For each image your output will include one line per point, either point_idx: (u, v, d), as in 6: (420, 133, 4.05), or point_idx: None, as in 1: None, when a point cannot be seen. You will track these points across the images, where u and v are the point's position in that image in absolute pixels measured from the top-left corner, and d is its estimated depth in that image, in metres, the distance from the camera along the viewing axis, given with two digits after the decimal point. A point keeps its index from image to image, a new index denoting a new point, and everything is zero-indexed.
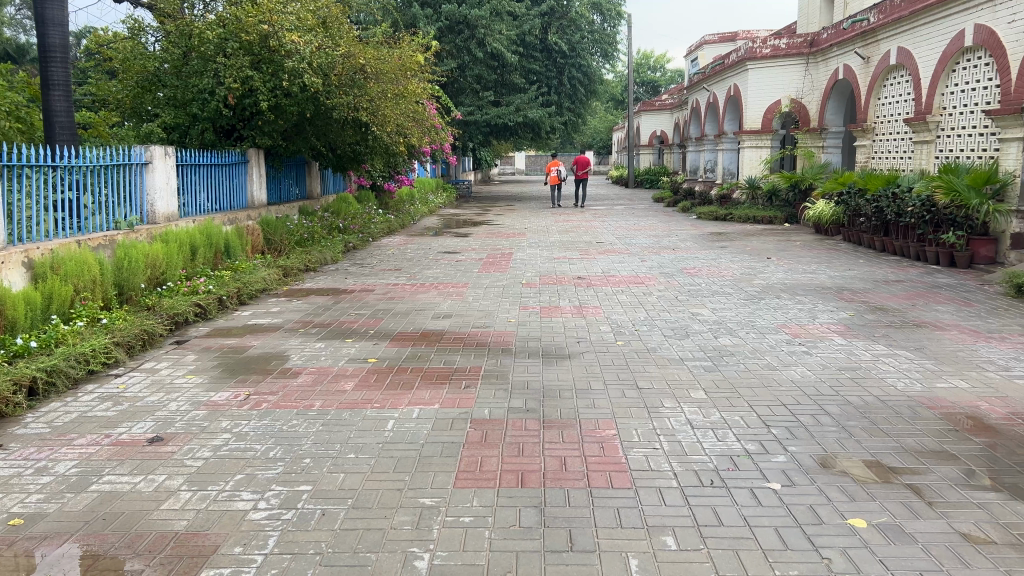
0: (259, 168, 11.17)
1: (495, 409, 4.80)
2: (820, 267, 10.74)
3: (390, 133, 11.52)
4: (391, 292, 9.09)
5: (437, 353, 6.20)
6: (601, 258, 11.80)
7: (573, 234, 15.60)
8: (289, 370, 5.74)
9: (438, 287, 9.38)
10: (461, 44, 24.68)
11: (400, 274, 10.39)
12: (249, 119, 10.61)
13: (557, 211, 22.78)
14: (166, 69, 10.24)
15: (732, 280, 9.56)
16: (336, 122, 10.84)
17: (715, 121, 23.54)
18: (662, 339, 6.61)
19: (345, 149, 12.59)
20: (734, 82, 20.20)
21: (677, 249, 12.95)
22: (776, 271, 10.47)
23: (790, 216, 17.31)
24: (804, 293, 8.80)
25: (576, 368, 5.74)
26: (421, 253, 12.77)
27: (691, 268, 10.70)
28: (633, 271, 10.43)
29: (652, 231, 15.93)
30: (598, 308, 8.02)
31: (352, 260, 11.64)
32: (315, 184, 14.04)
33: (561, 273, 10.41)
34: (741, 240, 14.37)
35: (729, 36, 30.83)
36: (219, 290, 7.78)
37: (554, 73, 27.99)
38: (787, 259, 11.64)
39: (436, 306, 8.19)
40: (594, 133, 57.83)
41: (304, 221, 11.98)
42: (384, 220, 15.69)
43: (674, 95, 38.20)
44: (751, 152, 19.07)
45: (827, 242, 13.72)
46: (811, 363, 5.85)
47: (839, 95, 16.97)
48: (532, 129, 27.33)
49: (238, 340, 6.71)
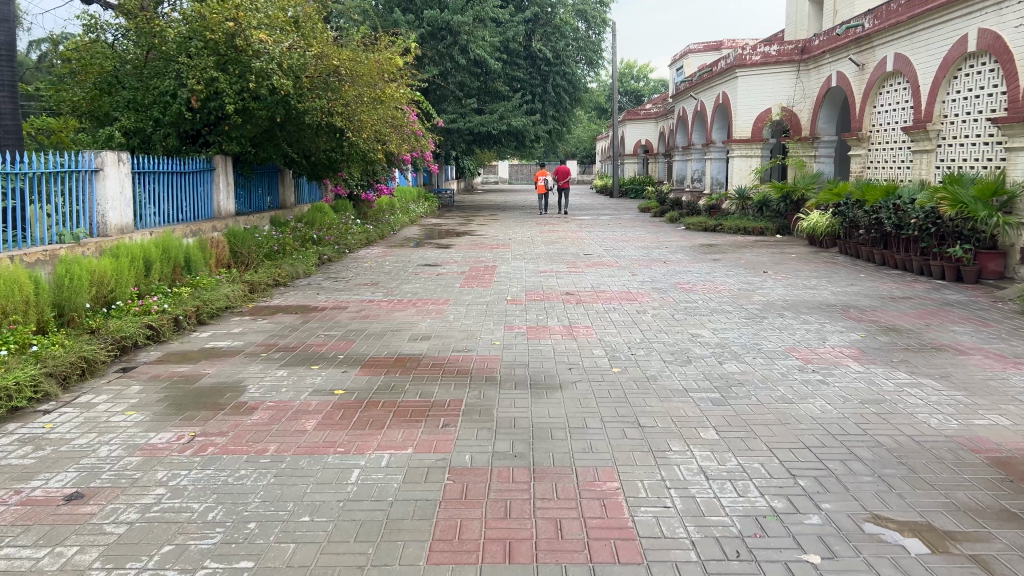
0: (226, 176, 10.47)
1: (477, 455, 4.15)
2: (821, 282, 10.19)
3: (367, 139, 10.88)
4: (365, 309, 8.43)
5: (413, 382, 5.55)
6: (590, 272, 11.19)
7: (559, 246, 15.02)
8: (244, 405, 5.06)
9: (417, 304, 8.74)
10: (443, 50, 24.13)
11: (377, 290, 9.73)
12: (215, 124, 9.93)
13: (542, 221, 22.22)
14: (126, 70, 9.55)
15: (730, 297, 8.99)
16: (309, 127, 10.20)
17: (702, 130, 23.04)
18: (661, 365, 6.00)
19: (320, 156, 11.91)
20: (723, 90, 19.70)
21: (669, 261, 12.39)
22: (775, 286, 9.91)
23: (781, 227, 16.82)
24: (807, 311, 8.23)
25: (568, 401, 5.10)
26: (400, 266, 12.11)
27: (685, 283, 10.12)
28: (624, 287, 9.83)
29: (641, 243, 15.37)
30: (589, 328, 7.40)
31: (326, 274, 10.96)
32: (288, 192, 13.35)
33: (548, 288, 9.79)
34: (734, 253, 13.83)
35: (716, 45, 30.44)
36: (174, 309, 7.11)
37: (539, 81, 27.45)
38: (785, 273, 11.09)
39: (414, 326, 7.53)
40: (578, 143, 57.47)
41: (275, 232, 11.28)
42: (362, 230, 15.02)
43: (660, 104, 37.83)
44: (741, 161, 18.56)
45: (823, 254, 13.21)
46: (830, 395, 5.25)
47: (832, 103, 16.48)
48: (515, 138, 26.79)
49: (192, 367, 6.03)
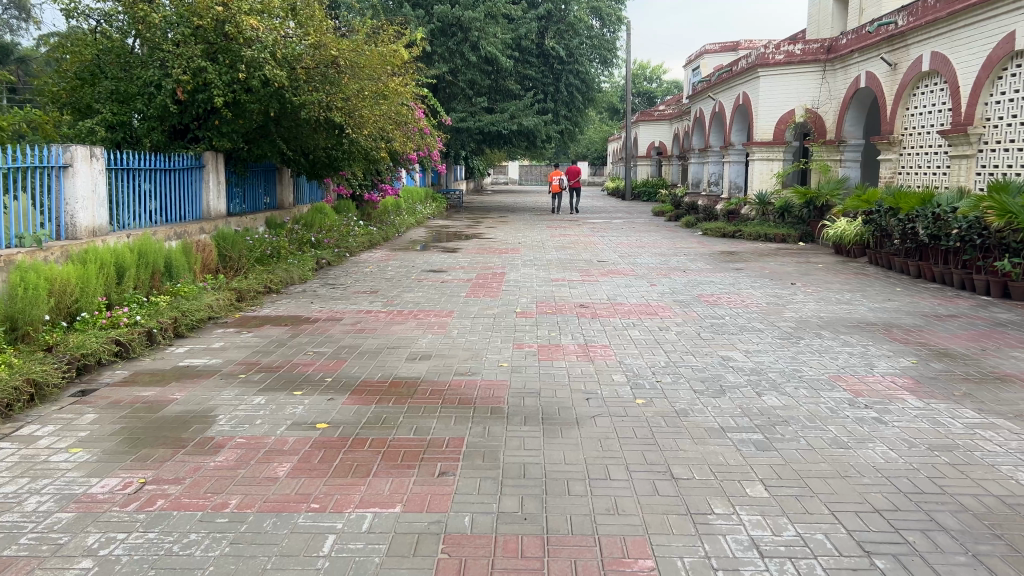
0: (217, 175, 9.81)
1: (479, 517, 3.43)
2: (855, 296, 9.43)
3: (368, 137, 10.21)
4: (361, 321, 7.72)
5: (407, 415, 4.83)
6: (605, 281, 10.47)
7: (571, 251, 14.29)
8: (209, 442, 4.34)
9: (418, 316, 8.03)
10: (454, 48, 23.44)
11: (375, 299, 9.03)
12: (206, 119, 9.26)
13: (553, 223, 21.49)
14: (110, 59, 8.89)
15: (759, 313, 8.24)
16: (307, 123, 9.53)
17: (721, 132, 22.25)
18: (691, 397, 5.26)
19: (319, 154, 11.21)
20: (743, 90, 18.93)
21: (688, 271, 11.65)
22: (806, 300, 9.16)
23: (805, 234, 16.04)
24: (847, 331, 7.48)
25: (586, 442, 4.38)
26: (403, 272, 11.42)
27: (709, 295, 9.38)
28: (642, 299, 9.10)
29: (657, 249, 14.63)
30: (607, 348, 6.67)
31: (323, 280, 10.27)
32: (287, 192, 12.67)
33: (561, 300, 9.08)
34: (757, 262, 13.08)
35: (733, 45, 29.69)
36: (147, 321, 6.43)
37: (551, 79, 26.70)
38: (815, 285, 10.33)
39: (414, 343, 6.82)
40: (589, 144, 56.75)
41: (270, 235, 10.60)
42: (365, 232, 14.34)
43: (673, 106, 37.06)
44: (762, 164, 17.78)
45: (851, 265, 12.45)
46: (891, 440, 4.50)
47: (860, 105, 15.68)
48: (527, 138, 26.06)
49: (159, 390, 5.33)
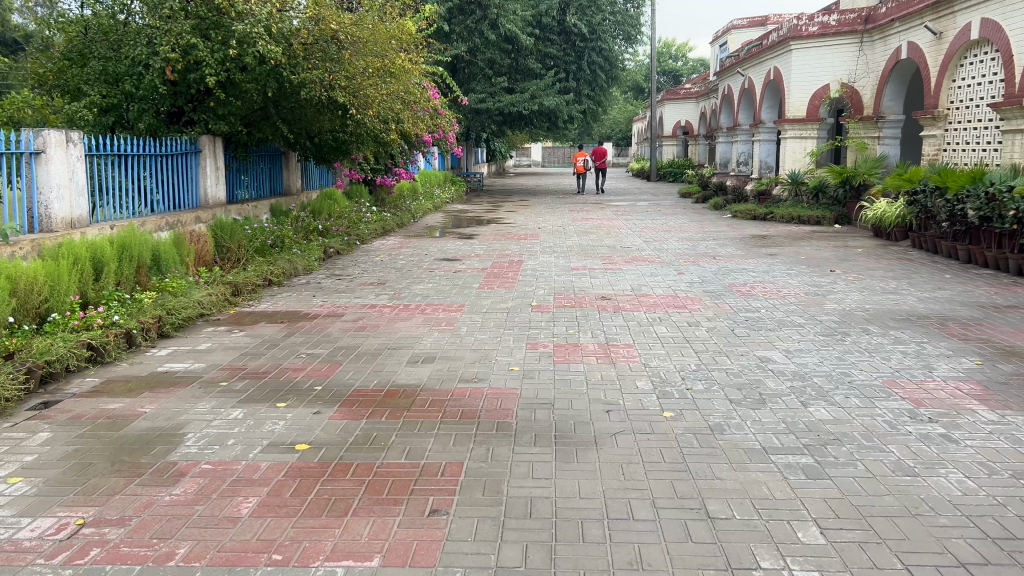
0: (213, 160, 9.19)
1: (473, 572, 2.83)
2: (901, 284, 8.68)
3: (375, 119, 9.60)
4: (364, 318, 7.13)
5: (401, 433, 4.22)
6: (628, 269, 9.79)
7: (593, 237, 13.62)
8: (170, 469, 3.76)
9: (426, 311, 7.42)
10: (472, 26, 22.77)
11: (382, 291, 8.44)
12: (201, 99, 8.70)
13: (575, 207, 20.78)
14: (97, 37, 8.32)
15: (798, 305, 7.54)
16: (308, 104, 8.96)
17: (750, 109, 21.32)
18: (727, 410, 4.59)
19: (326, 137, 10.62)
20: (774, 64, 18.01)
21: (718, 257, 10.94)
22: (848, 290, 8.43)
23: (841, 216, 15.20)
24: (897, 325, 6.75)
25: (605, 469, 3.75)
26: (415, 261, 10.83)
27: (741, 285, 8.69)
28: (669, 290, 8.43)
29: (684, 233, 13.91)
30: (630, 348, 6.02)
31: (329, 270, 9.71)
32: (294, 177, 12.10)
33: (580, 291, 8.43)
34: (791, 246, 12.31)
35: (761, 20, 28.68)
36: (126, 321, 5.88)
37: (573, 57, 25.83)
38: (856, 272, 9.58)
39: (417, 343, 6.21)
40: (613, 125, 55.67)
41: (274, 224, 10.04)
42: (378, 219, 13.77)
43: (700, 84, 36.03)
44: (795, 143, 16.92)
45: (893, 249, 11.64)
46: (966, 465, 3.82)
47: (901, 78, 14.75)
48: (548, 119, 25.32)
49: (129, 401, 4.78)
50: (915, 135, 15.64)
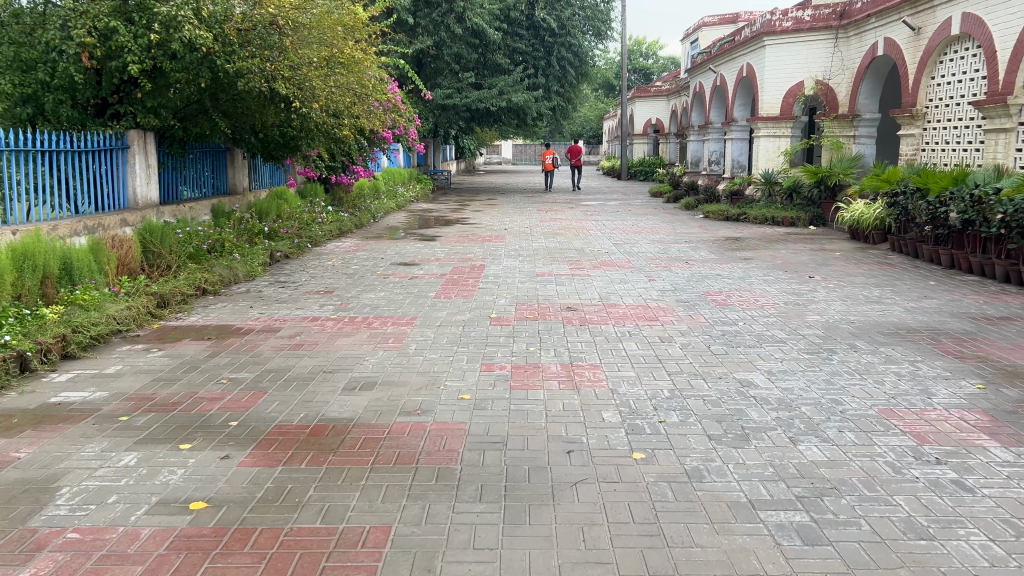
0: (145, 158, 8.36)
1: None
2: (885, 292, 8.15)
3: (321, 112, 8.91)
4: (303, 334, 6.41)
5: (320, 486, 3.54)
6: (596, 276, 9.18)
7: (561, 239, 13.00)
8: (25, 540, 3.05)
9: (373, 324, 6.74)
10: (438, 19, 22.10)
11: (328, 301, 7.74)
12: (126, 90, 7.93)
13: (544, 206, 20.16)
14: (9, 21, 7.53)
15: (778, 317, 6.96)
16: (247, 96, 8.23)
17: (722, 107, 20.83)
18: (706, 450, 3.97)
19: (272, 132, 9.87)
20: (747, 61, 17.51)
21: (691, 261, 10.37)
22: (829, 298, 7.90)
23: (815, 217, 14.75)
24: (886, 340, 6.18)
25: (562, 534, 3.11)
26: (369, 266, 10.11)
27: (716, 293, 8.11)
28: (639, 299, 7.83)
29: (656, 235, 13.35)
30: (596, 369, 5.38)
31: (273, 277, 8.98)
32: (241, 175, 11.28)
33: (544, 301, 7.79)
34: (765, 249, 11.80)
35: (732, 18, 28.33)
36: (19, 342, 5.15)
37: (542, 53, 25.16)
38: (836, 279, 9.06)
39: (357, 364, 5.51)
40: (584, 123, 55.21)
41: (213, 226, 9.26)
42: (334, 219, 13.03)
43: (671, 81, 35.61)
44: (768, 141, 16.43)
45: (871, 253, 11.18)
46: (988, 523, 3.22)
47: (877, 75, 14.30)
48: (516, 116, 24.65)
49: (5, 442, 4.05)
50: (893, 134, 15.23)
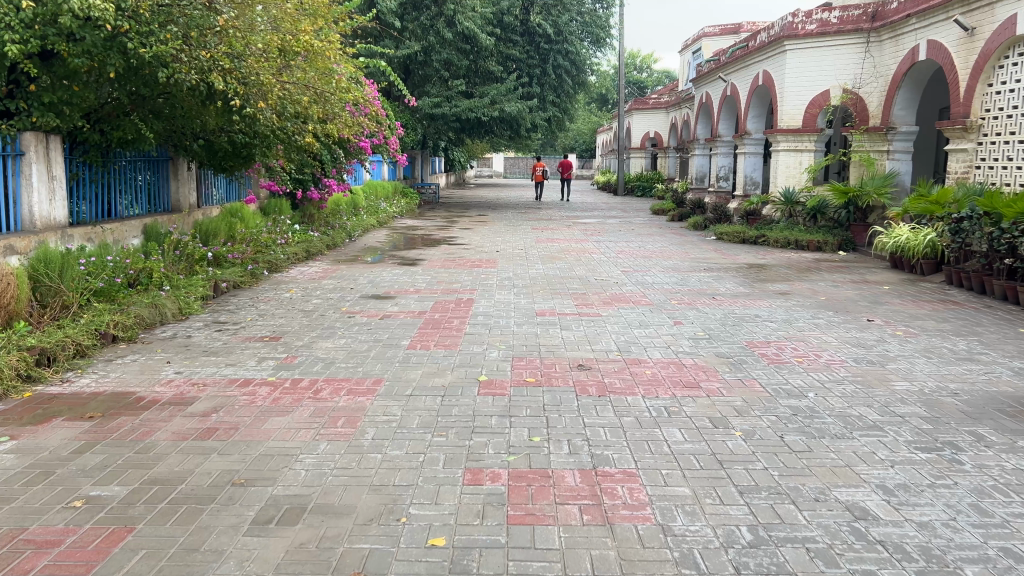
0: (46, 169, 6.65)
1: None
2: (973, 345, 6.50)
3: (273, 112, 7.37)
4: (223, 411, 4.70)
5: None
6: (609, 316, 7.53)
7: (561, 265, 11.37)
8: None
9: (322, 394, 5.04)
10: (427, 22, 20.63)
11: (274, 353, 6.03)
12: (19, 80, 6.25)
13: (539, 225, 18.54)
14: None
15: (858, 388, 5.30)
16: (176, 92, 6.60)
17: (732, 117, 19.26)
18: None
19: (220, 139, 8.27)
20: (763, 68, 15.94)
21: (718, 296, 8.74)
22: (908, 354, 6.25)
23: (845, 241, 13.18)
24: (1020, 427, 4.51)
25: None
26: (334, 298, 8.42)
27: (763, 345, 6.45)
28: (668, 353, 6.17)
29: (669, 261, 11.72)
30: (632, 481, 3.70)
31: (210, 316, 7.28)
32: (186, 190, 9.57)
33: (546, 354, 6.11)
34: (799, 281, 10.18)
35: (735, 28, 26.98)
36: None
37: (537, 61, 23.61)
38: (901, 323, 7.43)
39: (285, 470, 3.81)
40: (576, 137, 53.86)
41: (139, 253, 7.58)
42: (301, 239, 11.36)
43: (669, 93, 34.23)
44: (788, 155, 14.86)
45: (925, 286, 9.58)
46: None
47: (916, 83, 12.71)
48: (509, 126, 23.06)
49: None
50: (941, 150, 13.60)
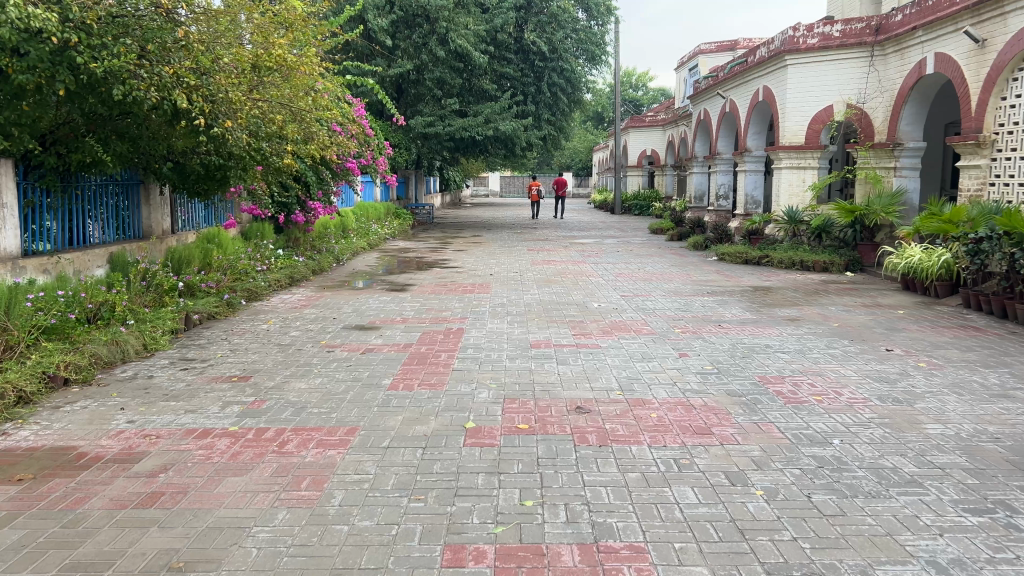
0: None
1: None
2: (1006, 379, 5.96)
3: (246, 132, 6.90)
4: (173, 469, 4.15)
5: None
6: (608, 348, 6.99)
7: (557, 289, 10.85)
8: None
9: (288, 446, 4.49)
10: (419, 41, 20.26)
11: (241, 397, 5.48)
12: None
13: (534, 246, 18.03)
14: None
15: (887, 432, 4.75)
16: (138, 111, 6.12)
17: (731, 135, 18.81)
18: None
19: (193, 160, 7.77)
20: (763, 84, 15.51)
21: (724, 324, 8.21)
22: (937, 390, 5.70)
23: (852, 261, 12.69)
24: None
25: None
26: (314, 330, 7.88)
27: (777, 381, 5.90)
28: (675, 392, 5.61)
29: (670, 285, 11.20)
30: (640, 561, 3.14)
31: (177, 352, 6.74)
32: (160, 215, 9.06)
33: (541, 395, 5.56)
34: (808, 305, 9.66)
35: (731, 45, 26.65)
36: None
37: (531, 79, 23.22)
38: (923, 353, 6.89)
39: (232, 549, 3.26)
40: (572, 155, 53.61)
41: (103, 285, 7.07)
42: (285, 265, 10.84)
43: (665, 111, 33.89)
44: (790, 173, 14.40)
45: (942, 310, 9.06)
46: None
47: (923, 98, 12.26)
48: (504, 145, 22.62)
49: None
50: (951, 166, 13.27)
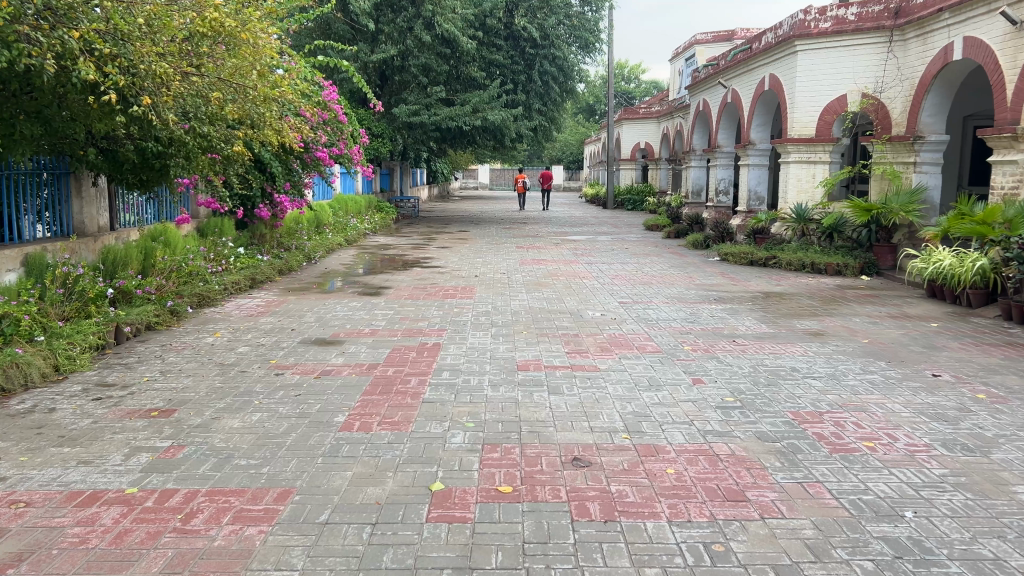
0: None
1: None
2: None
3: (179, 114, 5.86)
4: (29, 561, 3.06)
5: None
6: (608, 372, 5.92)
7: (547, 294, 9.77)
8: None
9: (193, 521, 3.40)
10: (403, 25, 19.11)
11: (154, 441, 4.37)
12: None
13: (524, 243, 16.91)
14: None
15: (970, 500, 3.72)
16: (39, 84, 5.08)
17: (731, 126, 17.77)
18: None
19: (125, 147, 6.72)
20: (769, 71, 14.45)
21: (739, 340, 7.14)
22: (1011, 433, 4.67)
23: (868, 263, 11.69)
24: None
25: None
26: (267, 344, 6.79)
27: (816, 420, 4.84)
28: (694, 436, 4.54)
29: (672, 290, 10.16)
30: None
31: (94, 374, 5.62)
32: (94, 209, 7.94)
33: (530, 438, 4.50)
34: (828, 315, 8.62)
35: (730, 34, 25.63)
36: None
37: (522, 66, 22.08)
38: (977, 380, 5.87)
39: None
40: (563, 148, 52.49)
41: (9, 294, 5.96)
42: (245, 265, 9.73)
43: (660, 102, 32.82)
44: (799, 167, 13.37)
45: (980, 323, 8.06)
46: None
47: (946, 86, 11.24)
48: (493, 135, 21.48)
49: None
50: (973, 160, 12.32)
